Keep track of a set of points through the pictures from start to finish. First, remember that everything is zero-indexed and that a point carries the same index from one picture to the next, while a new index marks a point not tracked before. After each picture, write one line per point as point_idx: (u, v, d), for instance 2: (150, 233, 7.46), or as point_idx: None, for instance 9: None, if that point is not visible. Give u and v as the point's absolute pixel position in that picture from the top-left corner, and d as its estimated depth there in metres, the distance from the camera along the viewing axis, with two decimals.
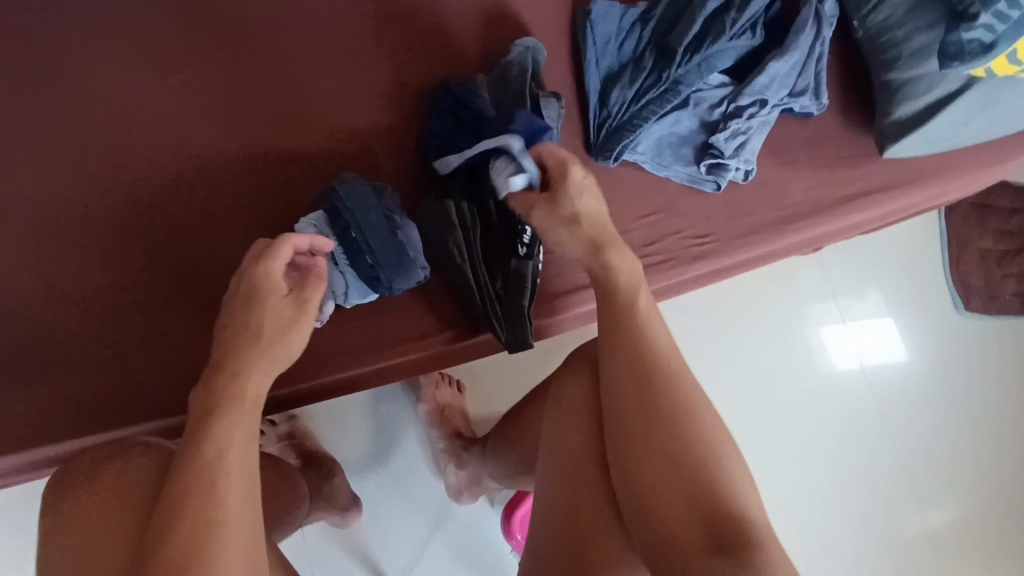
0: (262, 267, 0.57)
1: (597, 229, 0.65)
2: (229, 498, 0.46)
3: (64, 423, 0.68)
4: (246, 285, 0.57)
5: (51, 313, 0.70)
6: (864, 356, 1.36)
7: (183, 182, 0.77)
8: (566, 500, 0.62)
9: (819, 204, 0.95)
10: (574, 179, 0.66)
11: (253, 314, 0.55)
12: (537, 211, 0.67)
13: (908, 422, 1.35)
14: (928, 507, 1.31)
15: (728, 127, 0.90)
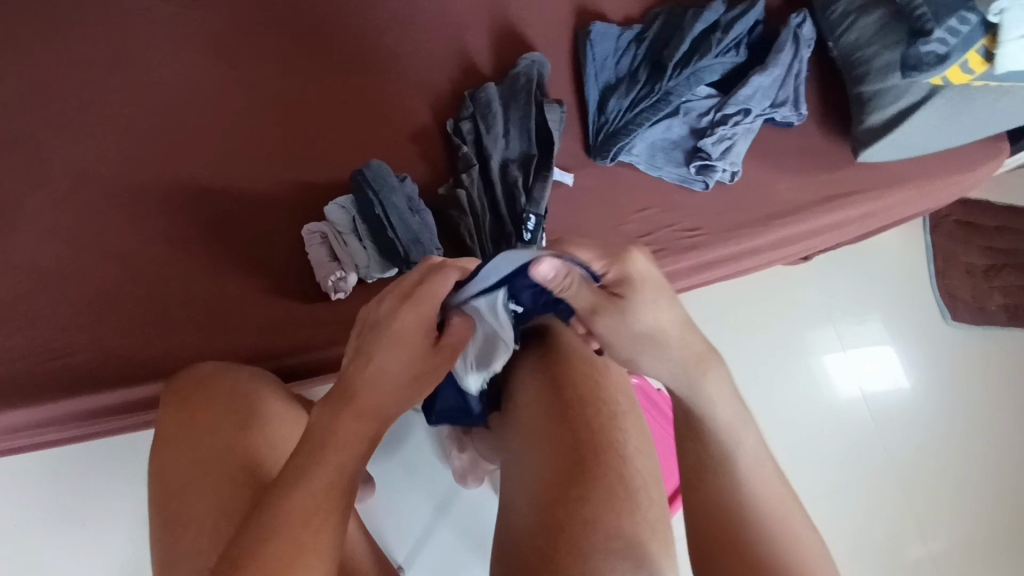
0: (411, 308, 0.55)
1: (683, 342, 0.59)
2: (318, 506, 0.46)
3: (114, 376, 0.76)
4: (398, 320, 0.55)
5: (107, 280, 0.79)
6: (863, 383, 1.41)
7: (226, 170, 0.87)
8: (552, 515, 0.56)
9: (800, 203, 1.03)
10: (638, 277, 0.58)
11: (388, 354, 0.54)
12: (603, 317, 0.59)
13: (896, 427, 1.40)
14: (916, 508, 1.35)
15: (715, 133, 0.99)
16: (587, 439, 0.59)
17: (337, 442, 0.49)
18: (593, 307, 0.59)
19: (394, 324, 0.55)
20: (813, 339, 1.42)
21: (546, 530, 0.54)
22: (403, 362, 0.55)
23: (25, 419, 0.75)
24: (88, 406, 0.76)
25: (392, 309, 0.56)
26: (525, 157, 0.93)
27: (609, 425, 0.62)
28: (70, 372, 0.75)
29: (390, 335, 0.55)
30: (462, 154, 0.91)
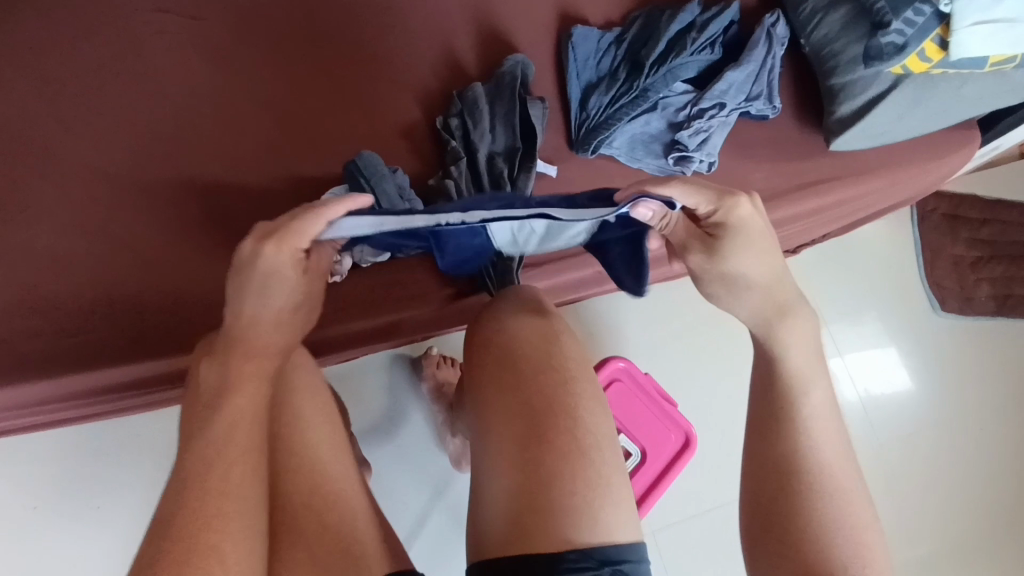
0: (276, 248, 0.61)
1: (767, 287, 0.67)
2: (226, 484, 0.54)
3: (130, 352, 0.84)
4: (264, 260, 0.61)
5: (120, 266, 0.86)
6: (857, 379, 1.44)
7: (230, 165, 0.93)
8: (522, 477, 0.63)
9: (774, 191, 1.08)
10: (740, 221, 0.66)
11: (262, 292, 0.61)
12: (694, 251, 0.68)
13: (886, 417, 1.43)
14: (905, 495, 1.38)
15: (691, 126, 1.04)
16: (550, 422, 0.66)
17: (235, 428, 0.57)
18: (688, 242, 0.68)
19: (258, 267, 0.61)
20: None
21: (513, 516, 0.62)
22: (278, 296, 0.62)
23: (57, 392, 0.83)
24: (105, 381, 0.84)
25: (257, 251, 0.61)
26: (510, 150, 0.98)
27: (581, 407, 0.68)
28: (92, 350, 0.83)
29: (258, 277, 0.61)
30: (451, 148, 0.98)
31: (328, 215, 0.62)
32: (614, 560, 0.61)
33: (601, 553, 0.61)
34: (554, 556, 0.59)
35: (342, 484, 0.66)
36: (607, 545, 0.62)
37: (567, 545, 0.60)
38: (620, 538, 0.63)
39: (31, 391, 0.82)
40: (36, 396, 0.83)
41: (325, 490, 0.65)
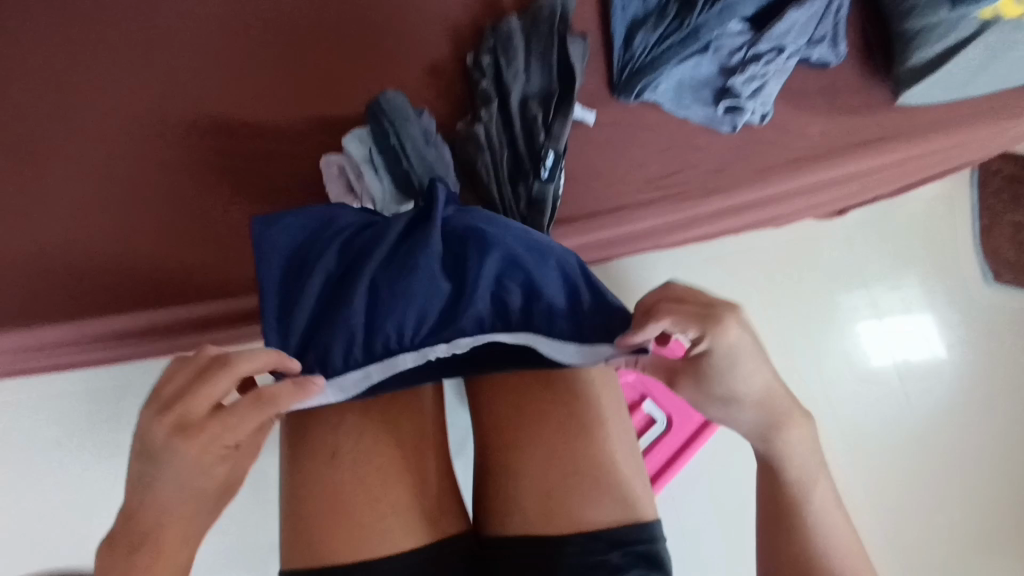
0: (210, 441, 0.50)
1: (764, 404, 0.58)
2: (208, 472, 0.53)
3: (140, 299, 0.80)
4: (193, 451, 0.50)
5: (129, 208, 0.82)
6: (897, 353, 1.35)
7: (244, 102, 0.87)
8: (540, 459, 0.60)
9: (831, 148, 0.99)
10: (732, 353, 0.54)
11: (197, 477, 0.52)
12: (684, 385, 0.58)
13: (929, 392, 1.34)
14: (943, 476, 1.30)
15: (746, 71, 0.95)
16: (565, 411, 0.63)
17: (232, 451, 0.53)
18: (673, 376, 0.58)
19: (187, 459, 0.50)
20: (843, 308, 1.35)
21: (513, 492, 0.60)
22: (212, 476, 0.53)
23: (69, 337, 0.79)
24: (122, 329, 0.80)
25: (180, 440, 0.50)
26: (545, 93, 0.90)
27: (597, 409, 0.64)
28: (100, 294, 0.79)
29: (190, 467, 0.51)
30: (481, 89, 0.90)
31: (243, 371, 0.51)
32: (625, 542, 0.57)
33: (611, 536, 0.57)
34: (560, 541, 0.57)
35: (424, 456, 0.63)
36: (617, 526, 0.58)
37: (571, 527, 0.57)
38: (642, 516, 0.59)
39: (43, 336, 0.78)
40: (47, 341, 0.79)
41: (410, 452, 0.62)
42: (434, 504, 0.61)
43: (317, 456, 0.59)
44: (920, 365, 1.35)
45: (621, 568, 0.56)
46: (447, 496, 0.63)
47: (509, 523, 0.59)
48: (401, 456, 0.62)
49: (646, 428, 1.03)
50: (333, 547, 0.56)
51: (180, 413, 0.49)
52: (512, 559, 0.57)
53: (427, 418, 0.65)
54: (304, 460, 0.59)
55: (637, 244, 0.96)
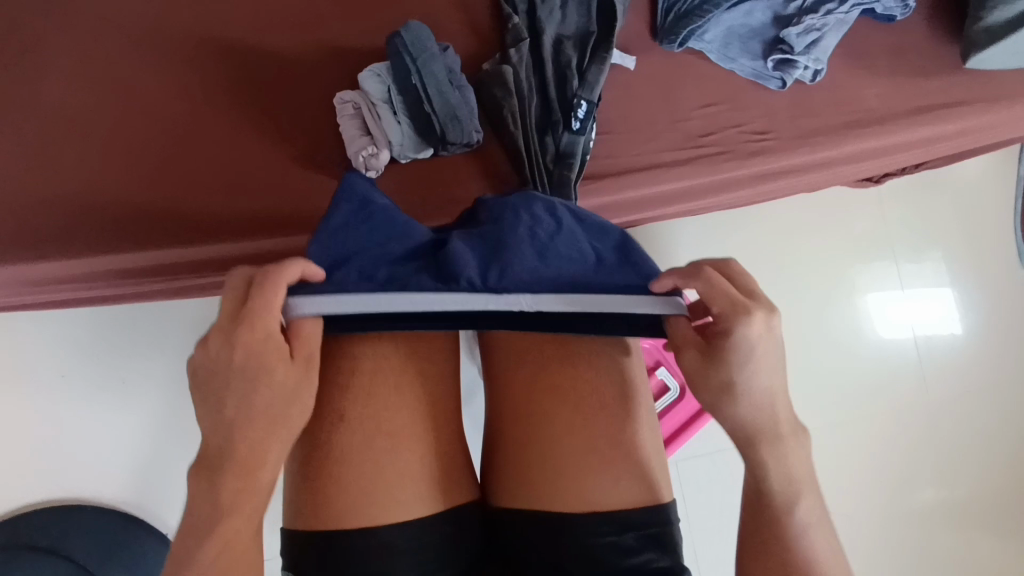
0: (248, 330, 0.46)
1: (760, 410, 0.51)
2: (247, 387, 0.47)
3: (133, 235, 0.74)
4: (239, 346, 0.46)
5: (128, 135, 0.76)
6: (916, 324, 1.28)
7: (256, 28, 0.81)
8: (553, 428, 0.56)
9: (888, 112, 0.91)
10: (748, 343, 0.49)
11: (264, 372, 0.47)
12: (687, 356, 0.52)
13: (955, 377, 1.28)
14: (963, 464, 1.25)
15: (802, 22, 0.87)
16: (584, 376, 0.58)
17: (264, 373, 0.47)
18: (679, 344, 0.53)
19: (242, 359, 0.46)
20: (872, 286, 1.28)
21: (518, 466, 0.56)
22: (278, 366, 0.47)
23: (68, 272, 0.74)
24: (114, 266, 0.75)
25: (223, 348, 0.46)
26: (582, 34, 0.83)
27: (600, 381, 0.58)
28: (93, 227, 0.74)
29: (247, 364, 0.46)
30: (512, 25, 0.82)
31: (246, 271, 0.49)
32: (639, 525, 0.53)
33: (624, 518, 0.53)
34: (571, 519, 0.53)
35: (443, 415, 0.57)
36: (629, 507, 0.54)
37: (580, 507, 0.54)
38: (652, 501, 0.55)
39: (40, 270, 0.73)
40: (45, 275, 0.74)
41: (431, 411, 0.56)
42: (446, 469, 0.56)
43: (326, 418, 0.53)
44: (945, 347, 1.29)
45: (634, 550, 0.52)
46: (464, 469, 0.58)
47: (514, 496, 0.56)
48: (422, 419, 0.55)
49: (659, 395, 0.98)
50: (350, 512, 0.51)
51: (213, 348, 0.47)
52: (517, 534, 0.54)
53: (445, 365, 0.59)
54: (317, 422, 0.54)
55: (668, 207, 0.89)
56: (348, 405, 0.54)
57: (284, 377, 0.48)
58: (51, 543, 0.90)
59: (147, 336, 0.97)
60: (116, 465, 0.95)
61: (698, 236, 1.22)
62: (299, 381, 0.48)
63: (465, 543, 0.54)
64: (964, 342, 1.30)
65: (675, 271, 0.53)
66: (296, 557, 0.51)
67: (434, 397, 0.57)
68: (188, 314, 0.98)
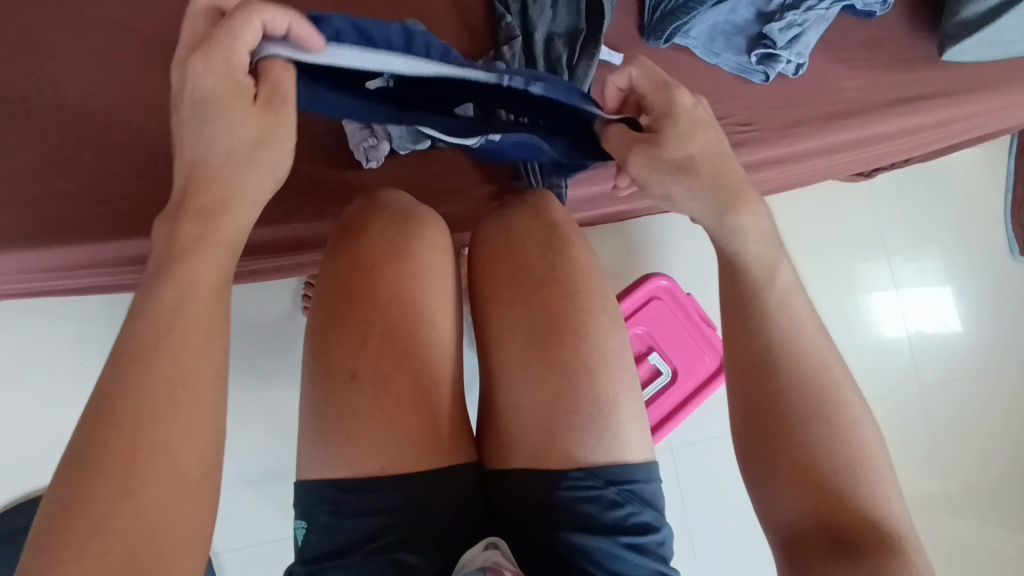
0: (211, 73, 0.49)
1: (715, 175, 0.58)
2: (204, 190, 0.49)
3: (150, 223, 0.79)
4: (204, 90, 0.49)
5: (144, 129, 0.81)
6: (909, 318, 1.31)
7: None
8: (549, 383, 0.59)
9: (868, 104, 0.94)
10: (683, 111, 0.59)
11: (221, 118, 0.49)
12: (636, 153, 0.58)
13: (947, 367, 1.30)
14: (956, 452, 1.27)
15: (785, 18, 0.90)
16: (569, 339, 0.60)
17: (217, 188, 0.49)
18: (626, 144, 0.59)
19: (204, 99, 0.49)
20: (865, 279, 1.31)
21: (510, 427, 0.60)
22: (237, 113, 0.49)
23: (86, 258, 0.79)
24: (132, 252, 0.80)
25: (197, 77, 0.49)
26: (572, 32, 0.87)
27: (595, 339, 0.61)
28: (112, 214, 0.79)
29: (209, 107, 0.49)
30: (505, 24, 0.87)
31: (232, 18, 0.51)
32: (622, 480, 0.57)
33: (609, 472, 0.57)
34: (558, 473, 0.56)
35: (436, 379, 0.59)
36: (612, 465, 0.57)
37: (568, 460, 0.57)
38: (633, 457, 0.58)
39: (63, 256, 0.78)
40: (67, 261, 0.79)
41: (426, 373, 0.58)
42: (449, 430, 0.58)
43: (336, 378, 0.57)
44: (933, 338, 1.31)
45: (617, 504, 0.56)
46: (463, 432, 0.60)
47: (508, 455, 0.59)
48: (417, 383, 0.58)
49: (651, 379, 1.01)
50: (354, 465, 0.55)
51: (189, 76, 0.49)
52: (509, 488, 0.58)
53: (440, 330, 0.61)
54: (324, 381, 0.57)
55: None
56: (360, 366, 0.57)
57: (248, 128, 0.50)
58: None
59: None
60: None
61: None
62: (260, 131, 0.50)
63: (467, 498, 0.57)
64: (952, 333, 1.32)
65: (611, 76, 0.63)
66: (307, 506, 0.55)
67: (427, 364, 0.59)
68: None
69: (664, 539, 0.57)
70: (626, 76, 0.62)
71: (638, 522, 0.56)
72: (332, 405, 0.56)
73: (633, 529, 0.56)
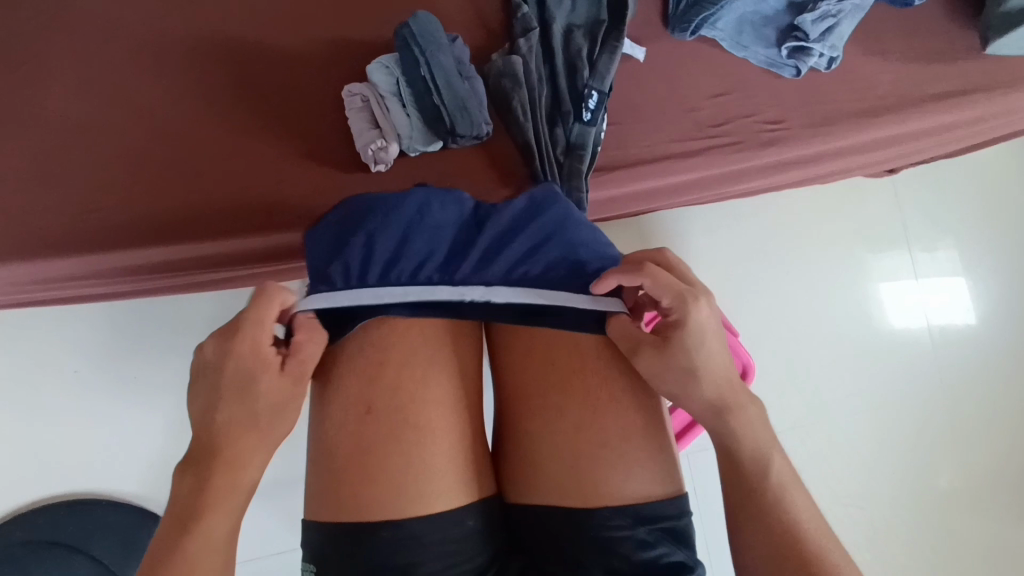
0: (246, 340, 0.49)
1: (718, 389, 0.53)
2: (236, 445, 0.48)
3: (145, 232, 0.74)
4: (240, 351, 0.49)
5: (139, 131, 0.77)
6: (931, 312, 1.22)
7: (267, 25, 0.81)
8: (566, 419, 0.55)
9: (903, 100, 0.89)
10: (698, 328, 0.52)
11: (254, 384, 0.49)
12: (643, 353, 0.54)
13: (984, 371, 1.21)
14: (994, 459, 1.17)
15: (817, 8, 0.85)
16: (592, 374, 0.57)
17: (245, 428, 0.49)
18: (633, 346, 0.55)
19: (237, 365, 0.49)
20: (879, 275, 1.21)
21: (532, 461, 0.55)
22: (270, 375, 0.50)
23: (79, 269, 0.74)
24: (127, 263, 0.75)
25: (219, 352, 0.49)
26: (592, 24, 0.82)
27: (608, 376, 0.57)
28: (105, 224, 0.74)
29: (242, 375, 0.49)
30: (522, 15, 0.81)
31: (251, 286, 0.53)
32: (652, 518, 0.53)
33: (638, 510, 0.52)
34: (582, 511, 0.52)
35: (450, 411, 0.56)
36: (644, 502, 0.53)
37: (591, 498, 0.53)
38: (666, 491, 0.54)
39: (51, 267, 0.73)
40: (56, 272, 0.74)
41: (441, 404, 0.55)
42: (471, 459, 0.55)
43: (351, 411, 0.54)
44: (972, 337, 1.22)
45: (648, 544, 0.52)
46: (484, 461, 0.57)
47: (528, 489, 0.55)
48: (437, 412, 0.55)
49: None
50: (365, 503, 0.51)
51: (217, 355, 0.49)
52: (531, 524, 0.54)
53: (463, 357, 0.59)
54: (339, 412, 0.54)
55: (678, 197, 0.88)
56: (376, 399, 0.54)
57: (277, 393, 0.50)
58: (71, 539, 0.92)
59: (159, 332, 0.97)
60: (129, 458, 0.95)
61: (706, 220, 1.18)
62: (287, 392, 0.51)
63: (482, 538, 0.53)
64: (994, 332, 1.23)
65: (620, 269, 0.54)
66: (318, 546, 0.52)
67: (447, 390, 0.56)
68: (200, 312, 0.99)
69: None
70: (638, 281, 0.54)
71: (670, 563, 0.52)
72: (345, 440, 0.53)
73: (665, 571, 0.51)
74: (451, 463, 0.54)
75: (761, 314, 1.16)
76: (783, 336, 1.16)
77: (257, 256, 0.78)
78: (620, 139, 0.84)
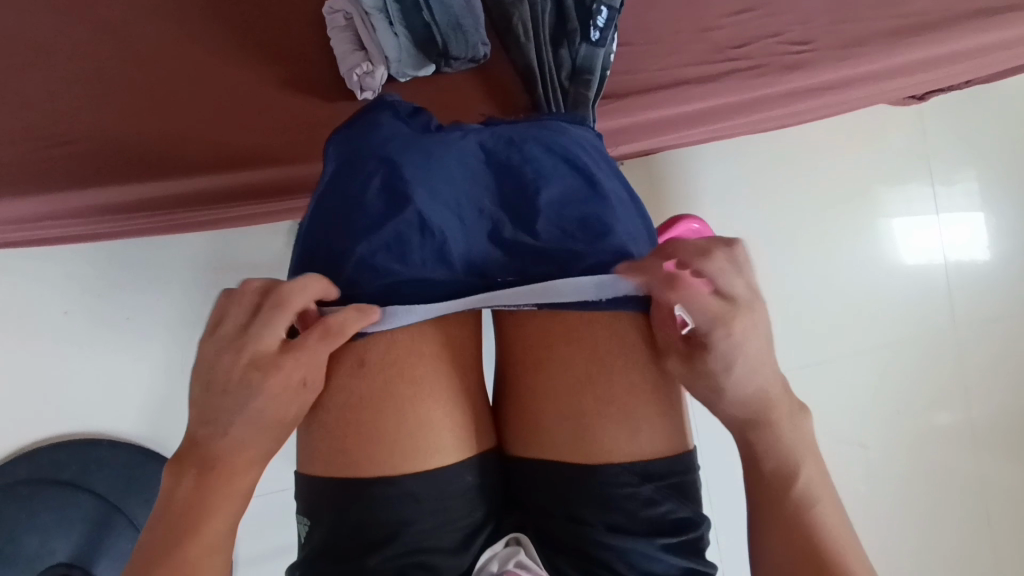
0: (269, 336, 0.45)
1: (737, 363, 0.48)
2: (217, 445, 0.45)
3: (117, 167, 0.69)
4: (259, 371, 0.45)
5: (110, 55, 0.70)
6: (944, 249, 1.16)
7: None
8: (571, 375, 0.52)
9: (945, 16, 0.80)
10: (726, 347, 0.47)
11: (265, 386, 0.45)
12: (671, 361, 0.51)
13: (999, 312, 1.16)
14: (1001, 402, 1.14)
15: None
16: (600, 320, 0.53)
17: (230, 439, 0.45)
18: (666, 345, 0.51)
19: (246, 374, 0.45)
20: (893, 209, 1.15)
21: (532, 413, 0.53)
22: (286, 392, 0.46)
23: (48, 210, 0.68)
24: (101, 201, 0.69)
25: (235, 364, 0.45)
26: None
27: (613, 332, 0.53)
28: (75, 159, 0.68)
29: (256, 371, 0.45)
30: None
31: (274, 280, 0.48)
32: (658, 475, 0.50)
33: (643, 465, 0.50)
34: (587, 466, 0.50)
35: (448, 366, 0.53)
36: (648, 458, 0.50)
37: (595, 453, 0.50)
38: (673, 447, 0.52)
39: (17, 209, 0.67)
40: (23, 212, 0.68)
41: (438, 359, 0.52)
42: (472, 413, 0.53)
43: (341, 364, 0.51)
44: (989, 273, 1.17)
45: (654, 501, 0.49)
46: (484, 414, 0.55)
47: (529, 445, 0.53)
48: (435, 365, 0.52)
49: None
50: (355, 460, 0.49)
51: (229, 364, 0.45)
52: (531, 479, 0.52)
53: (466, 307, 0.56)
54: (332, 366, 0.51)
55: (692, 129, 0.80)
56: (369, 350, 0.51)
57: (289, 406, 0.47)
58: (73, 479, 0.90)
59: (145, 272, 0.94)
60: (127, 399, 0.93)
61: (717, 152, 1.11)
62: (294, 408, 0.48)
63: (481, 493, 0.51)
64: (1014, 269, 1.17)
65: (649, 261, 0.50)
66: (312, 502, 0.50)
67: (444, 342, 0.53)
68: (186, 249, 0.95)
69: (704, 534, 0.51)
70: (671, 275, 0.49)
71: (676, 520, 0.50)
72: (335, 396, 0.50)
73: (669, 528, 0.49)
74: (450, 418, 0.51)
75: (769, 253, 1.11)
76: (790, 275, 1.11)
77: (242, 195, 0.72)
78: (630, 64, 0.77)
